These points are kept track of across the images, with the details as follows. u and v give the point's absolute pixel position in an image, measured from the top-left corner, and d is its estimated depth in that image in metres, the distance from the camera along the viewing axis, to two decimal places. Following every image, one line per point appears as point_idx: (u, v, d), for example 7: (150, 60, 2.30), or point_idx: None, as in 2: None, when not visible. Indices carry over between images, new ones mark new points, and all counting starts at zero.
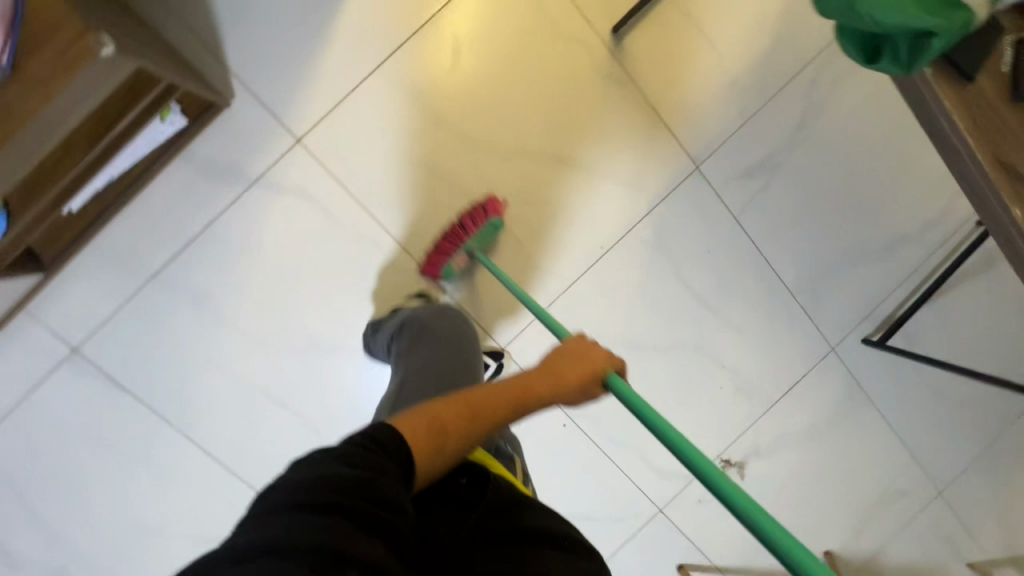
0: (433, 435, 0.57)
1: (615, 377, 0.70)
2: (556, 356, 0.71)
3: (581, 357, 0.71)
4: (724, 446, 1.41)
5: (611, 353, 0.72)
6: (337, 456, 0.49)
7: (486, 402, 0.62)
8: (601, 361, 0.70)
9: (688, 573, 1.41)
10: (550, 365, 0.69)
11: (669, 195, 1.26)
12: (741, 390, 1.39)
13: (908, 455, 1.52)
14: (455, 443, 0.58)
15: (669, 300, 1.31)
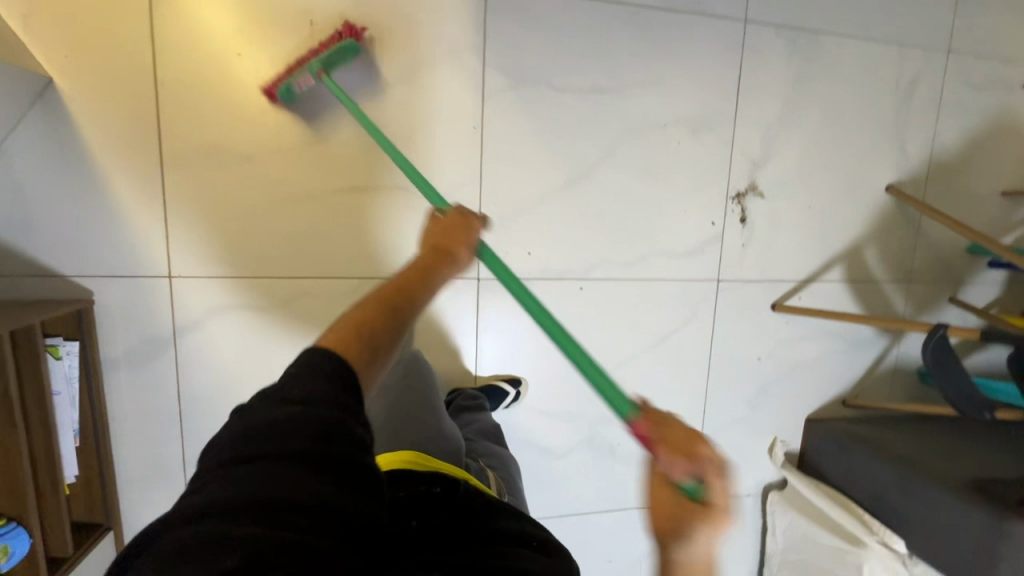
0: (360, 337, 0.62)
1: (483, 248, 0.87)
2: (427, 237, 0.87)
3: (443, 231, 0.87)
4: (727, 185, 1.33)
5: (470, 216, 0.91)
6: (299, 398, 0.54)
7: (389, 295, 0.70)
8: (468, 231, 0.88)
9: (781, 306, 1.40)
10: (440, 247, 0.84)
11: (487, 30, 1.13)
12: (700, 129, 1.29)
13: (892, 46, 1.38)
14: (375, 347, 0.64)
15: (571, 115, 1.21)
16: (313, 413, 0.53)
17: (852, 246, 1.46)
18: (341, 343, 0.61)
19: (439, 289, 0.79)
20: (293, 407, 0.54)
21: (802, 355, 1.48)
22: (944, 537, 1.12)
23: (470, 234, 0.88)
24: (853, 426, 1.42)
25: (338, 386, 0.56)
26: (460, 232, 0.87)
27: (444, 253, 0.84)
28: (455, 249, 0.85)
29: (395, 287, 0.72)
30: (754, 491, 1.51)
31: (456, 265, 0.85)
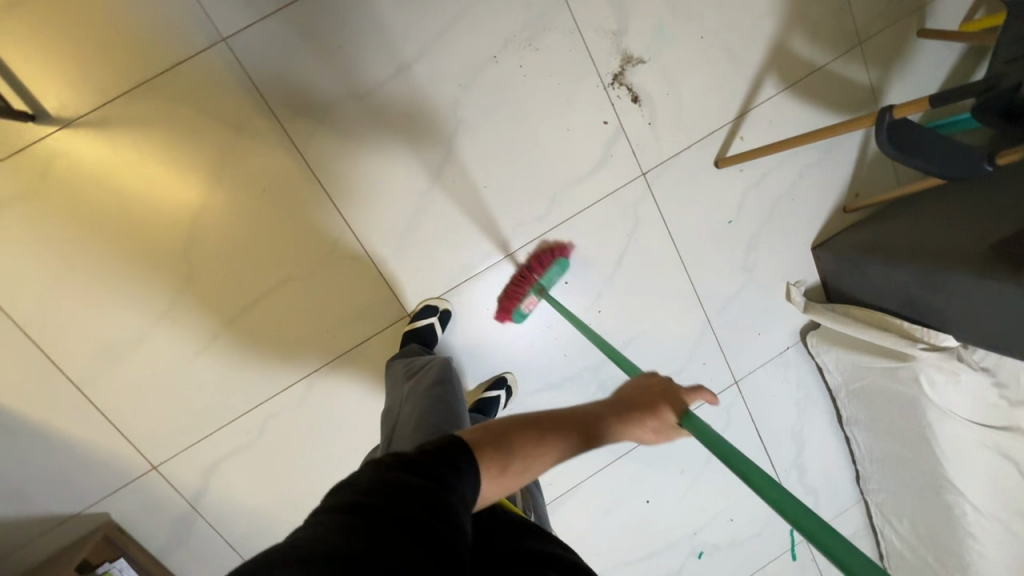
0: (501, 446, 0.57)
1: (691, 419, 0.62)
2: (624, 392, 0.66)
3: (649, 396, 0.64)
4: (597, 76, 1.15)
5: (682, 392, 0.64)
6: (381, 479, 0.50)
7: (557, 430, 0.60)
8: (672, 402, 0.63)
9: (723, 159, 1.24)
10: (618, 399, 0.64)
11: (263, 91, 1.03)
12: (535, 35, 1.10)
13: None
14: (516, 471, 0.57)
15: (395, 113, 1.09)
16: (409, 471, 0.50)
17: (773, 47, 1.22)
18: (475, 438, 0.58)
19: (631, 423, 0.62)
20: (403, 470, 0.50)
21: (775, 190, 1.31)
22: (983, 315, 0.99)
23: (668, 414, 0.63)
24: (860, 236, 1.27)
25: (456, 463, 0.52)
26: (640, 395, 0.64)
27: (649, 412, 0.63)
28: (653, 406, 0.63)
29: (538, 426, 0.60)
30: (792, 340, 1.43)
31: (640, 422, 0.62)
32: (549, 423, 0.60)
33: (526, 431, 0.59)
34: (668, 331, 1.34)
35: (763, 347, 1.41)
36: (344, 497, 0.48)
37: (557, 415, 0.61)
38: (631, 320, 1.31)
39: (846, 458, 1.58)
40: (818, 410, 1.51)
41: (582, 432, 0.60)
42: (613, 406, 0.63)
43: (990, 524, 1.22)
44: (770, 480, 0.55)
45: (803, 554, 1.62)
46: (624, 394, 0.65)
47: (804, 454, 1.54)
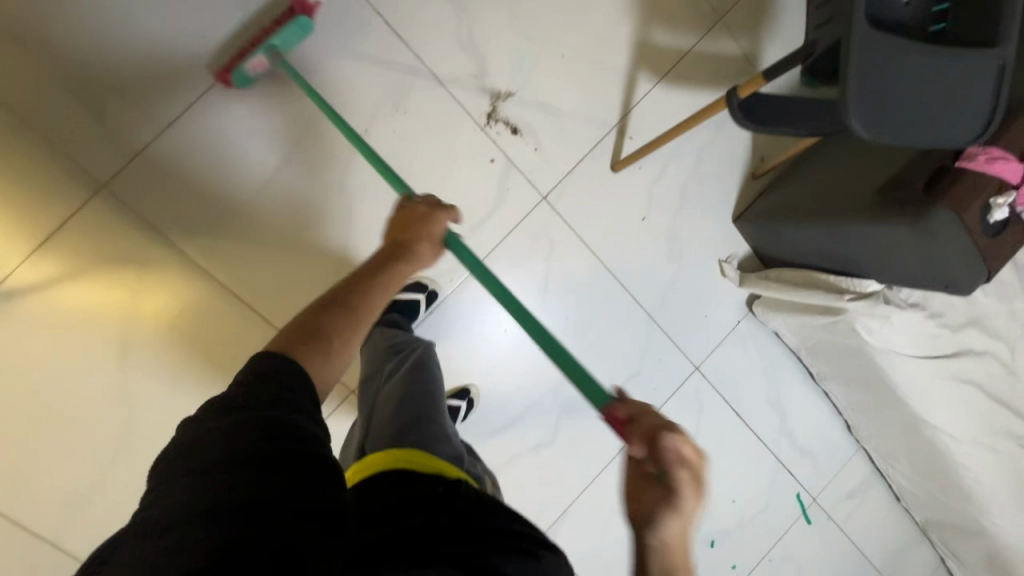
0: (308, 333, 0.64)
1: (452, 238, 0.82)
2: (396, 223, 0.82)
3: (420, 219, 0.82)
4: (473, 120, 1.18)
5: (444, 216, 0.83)
6: (223, 413, 0.53)
7: (368, 286, 0.73)
8: (438, 224, 0.82)
9: (618, 162, 1.26)
10: (401, 238, 0.80)
11: (157, 225, 1.07)
12: (401, 99, 1.14)
13: None
14: (331, 340, 0.65)
15: (287, 208, 1.13)
16: (256, 408, 0.53)
17: (636, 44, 1.24)
18: (283, 340, 0.63)
19: (406, 263, 0.78)
20: (239, 410, 0.53)
21: (680, 177, 1.33)
22: (895, 259, 0.99)
23: (435, 228, 0.82)
24: (771, 200, 1.29)
25: (280, 380, 0.56)
26: (409, 218, 0.82)
27: (398, 241, 0.80)
28: (414, 239, 0.80)
29: (342, 310, 0.69)
30: (741, 313, 1.43)
31: (428, 246, 0.81)
32: (351, 283, 0.72)
33: (328, 316, 0.67)
34: (614, 337, 1.34)
35: (714, 326, 1.42)
36: (193, 451, 0.50)
37: (364, 268, 0.75)
38: (574, 336, 1.32)
39: (830, 410, 1.58)
40: (788, 371, 1.51)
41: (390, 273, 0.76)
42: (386, 254, 0.78)
43: (970, 449, 1.22)
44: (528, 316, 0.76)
45: (816, 514, 1.61)
46: (378, 257, 0.78)
47: (787, 418, 1.53)
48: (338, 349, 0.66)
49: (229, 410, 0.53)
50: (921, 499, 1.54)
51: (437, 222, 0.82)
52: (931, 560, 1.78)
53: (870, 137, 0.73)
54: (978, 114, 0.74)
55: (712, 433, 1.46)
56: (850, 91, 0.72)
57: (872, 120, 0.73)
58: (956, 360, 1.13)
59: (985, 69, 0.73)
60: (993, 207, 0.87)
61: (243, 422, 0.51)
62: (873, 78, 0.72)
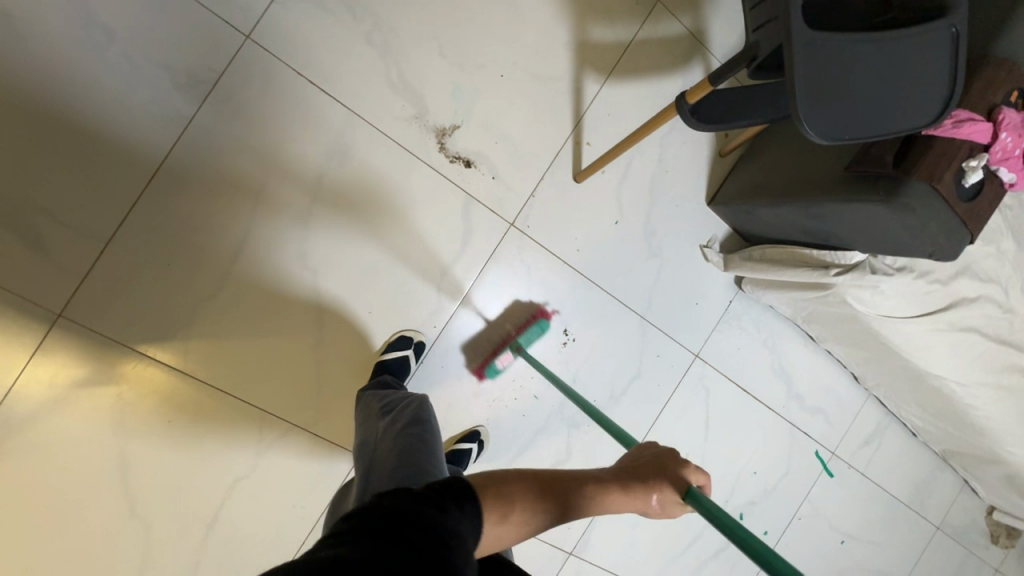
0: (500, 492, 0.59)
1: (691, 490, 0.63)
2: (647, 463, 0.66)
3: (657, 468, 0.65)
4: (423, 162, 1.14)
5: (686, 463, 0.66)
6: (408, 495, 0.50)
7: (560, 498, 0.62)
8: (677, 472, 0.64)
9: (580, 172, 1.22)
10: (629, 467, 0.66)
11: (124, 336, 1.03)
12: (346, 157, 1.09)
13: None
14: (506, 518, 0.58)
15: (251, 292, 1.09)
16: (423, 499, 0.50)
17: (576, 47, 1.19)
18: (480, 482, 0.60)
19: (625, 496, 0.63)
20: (415, 498, 0.50)
21: (646, 171, 1.29)
22: (876, 232, 0.95)
23: (664, 484, 0.63)
24: (741, 181, 1.26)
25: (446, 505, 0.51)
26: (646, 464, 0.65)
27: (652, 486, 0.63)
28: (650, 481, 0.63)
29: (541, 486, 0.62)
30: (731, 293, 1.41)
31: (652, 508, 0.64)
32: (550, 482, 0.63)
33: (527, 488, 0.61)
34: (610, 345, 1.33)
35: (707, 312, 1.40)
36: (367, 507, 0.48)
37: (568, 475, 0.64)
38: (570, 352, 1.31)
39: (836, 366, 1.58)
40: (788, 339, 1.50)
41: (589, 492, 0.62)
42: (619, 474, 0.65)
43: (976, 389, 1.23)
44: (718, 508, 0.59)
45: (837, 466, 1.63)
46: (615, 470, 0.66)
47: (794, 383, 1.53)
48: (509, 525, 0.59)
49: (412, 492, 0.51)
50: (936, 434, 1.56)
51: (680, 471, 0.64)
52: (953, 484, 1.82)
53: (827, 142, 0.70)
54: (928, 94, 0.72)
55: (722, 414, 1.47)
56: (801, 102, 0.68)
57: (826, 127, 0.69)
58: (952, 312, 1.12)
59: (930, 47, 0.70)
60: (966, 171, 0.83)
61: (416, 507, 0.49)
62: (819, 83, 0.68)
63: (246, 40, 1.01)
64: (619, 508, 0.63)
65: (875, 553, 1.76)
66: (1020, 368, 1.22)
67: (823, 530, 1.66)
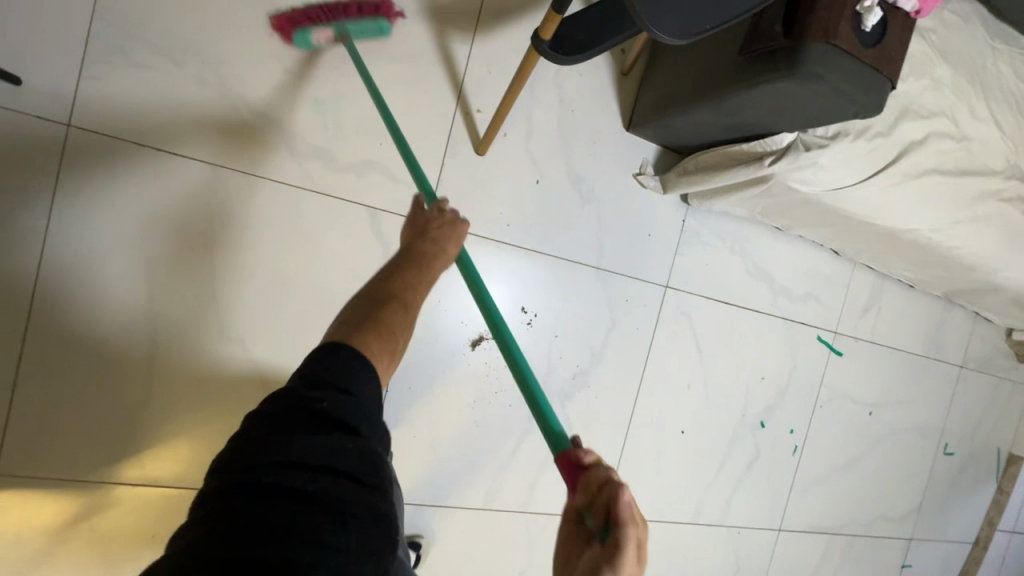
0: (383, 332, 0.65)
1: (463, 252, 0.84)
2: (433, 223, 0.85)
3: (450, 228, 0.85)
4: (313, 191, 1.05)
5: (446, 208, 0.87)
6: (299, 405, 0.52)
7: (413, 287, 0.75)
8: (448, 212, 0.87)
9: (480, 144, 1.13)
10: (426, 232, 0.84)
11: (73, 473, 0.98)
12: (228, 213, 1.01)
13: None
14: (399, 342, 0.68)
15: (184, 384, 1.03)
16: (311, 412, 0.52)
17: (428, 12, 1.07)
18: (349, 329, 0.64)
19: (415, 273, 0.77)
20: (314, 412, 0.52)
21: (551, 118, 1.19)
22: (791, 111, 0.86)
23: (458, 233, 0.85)
24: (650, 95, 1.16)
25: (341, 397, 0.54)
26: (430, 221, 0.85)
27: (450, 241, 0.84)
28: (445, 243, 0.83)
29: (400, 305, 0.71)
30: (681, 212, 1.33)
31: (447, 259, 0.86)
32: (408, 278, 0.76)
33: (377, 299, 0.70)
34: (572, 306, 1.27)
35: (662, 239, 1.32)
36: (254, 435, 0.50)
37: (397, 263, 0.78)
38: (536, 328, 1.25)
39: (814, 246, 1.50)
40: (755, 237, 1.43)
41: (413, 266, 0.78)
42: (411, 245, 0.82)
43: (955, 229, 1.15)
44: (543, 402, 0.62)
45: (843, 343, 1.59)
46: (417, 233, 0.85)
47: (775, 278, 1.47)
48: (397, 347, 0.68)
49: (299, 404, 0.52)
50: (933, 280, 1.50)
51: (456, 230, 0.86)
52: (966, 319, 1.78)
53: (683, 41, 0.64)
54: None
55: (710, 333, 1.42)
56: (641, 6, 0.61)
57: (677, 25, 0.63)
58: (905, 159, 1.03)
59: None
60: (864, 13, 0.74)
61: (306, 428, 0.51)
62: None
63: (69, 129, 0.91)
64: (440, 269, 0.82)
65: (907, 411, 1.73)
66: (994, 192, 1.14)
67: (849, 408, 1.63)
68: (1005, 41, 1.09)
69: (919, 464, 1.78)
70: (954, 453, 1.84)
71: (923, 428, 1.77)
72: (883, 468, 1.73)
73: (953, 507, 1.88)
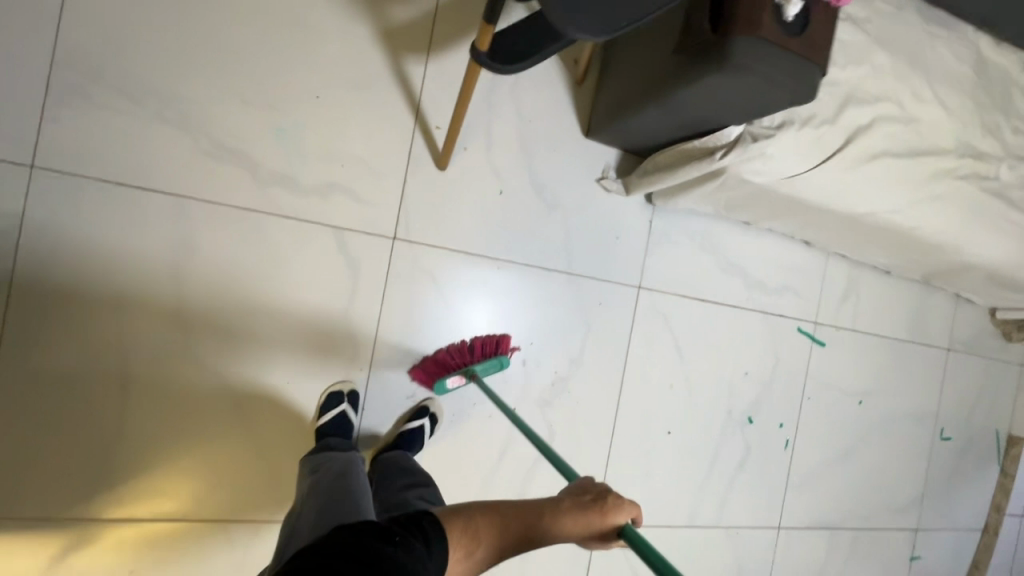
0: (472, 533, 0.74)
1: (626, 527, 0.73)
2: (591, 487, 0.77)
3: (603, 505, 0.74)
4: (277, 215, 1.07)
5: (626, 502, 0.75)
6: (376, 535, 0.65)
7: (526, 514, 0.75)
8: (625, 513, 0.75)
9: (441, 159, 1.16)
10: (590, 496, 0.75)
11: (47, 511, 0.98)
12: (195, 242, 1.03)
13: None
14: (490, 546, 0.74)
15: (157, 413, 1.03)
16: (374, 541, 0.63)
17: (382, 37, 1.11)
18: (453, 519, 0.73)
19: (575, 520, 0.73)
20: (378, 542, 0.64)
21: (510, 130, 1.22)
22: (729, 103, 0.88)
23: (617, 513, 0.74)
24: (604, 101, 1.19)
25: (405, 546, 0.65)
26: (590, 495, 0.75)
27: (596, 511, 0.73)
28: (608, 512, 0.73)
29: (506, 512, 0.75)
30: (648, 213, 1.35)
31: (595, 536, 0.74)
32: (517, 510, 0.75)
33: (512, 531, 0.74)
34: (545, 314, 1.28)
35: (632, 241, 1.34)
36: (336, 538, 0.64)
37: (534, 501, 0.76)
38: (511, 337, 1.26)
39: (786, 239, 1.51)
40: (725, 234, 1.44)
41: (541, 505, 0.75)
42: (573, 498, 0.75)
43: (916, 209, 1.17)
44: None
45: (825, 333, 1.59)
46: (563, 497, 0.76)
47: (749, 273, 1.48)
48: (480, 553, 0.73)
49: (366, 534, 0.64)
50: (907, 265, 1.51)
51: (620, 513, 0.74)
52: (949, 302, 1.78)
53: (602, 38, 0.68)
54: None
55: (689, 332, 1.42)
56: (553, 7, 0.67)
57: (594, 23, 0.67)
58: (854, 144, 1.06)
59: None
60: (784, 4, 0.77)
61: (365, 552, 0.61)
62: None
63: (34, 169, 0.94)
64: (577, 529, 0.73)
65: (899, 398, 1.72)
66: (948, 171, 1.16)
67: (838, 399, 1.62)
68: (942, 25, 1.12)
69: (917, 452, 1.76)
70: (952, 438, 1.82)
71: (917, 415, 1.75)
72: (880, 458, 1.71)
73: (958, 494, 1.85)
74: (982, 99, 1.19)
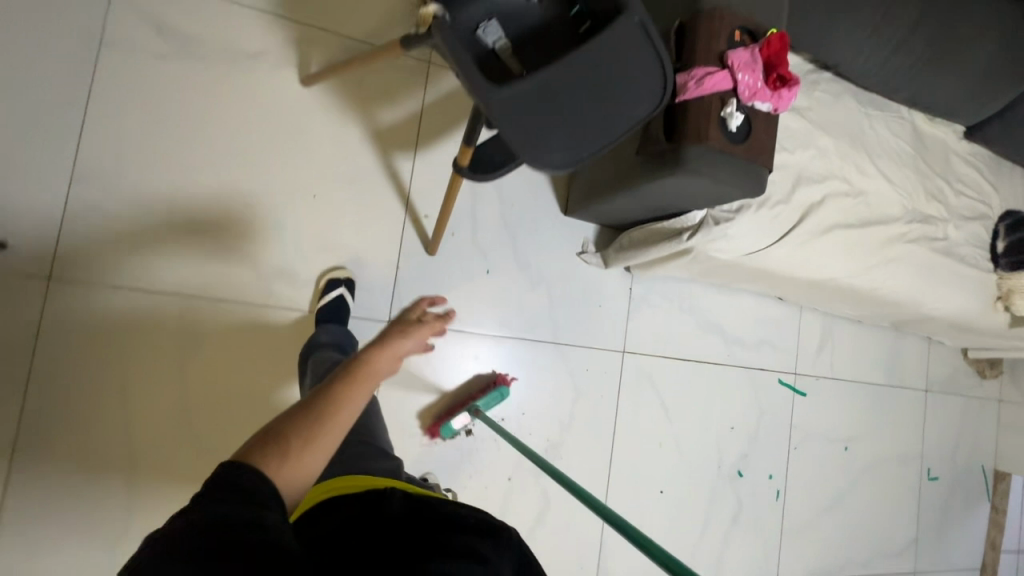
0: (277, 437, 0.59)
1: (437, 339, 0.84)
2: (396, 326, 0.81)
3: (422, 324, 0.82)
4: (278, 307, 1.14)
5: (445, 317, 0.85)
6: (214, 499, 0.51)
7: (340, 380, 0.68)
8: (425, 308, 0.86)
9: (431, 245, 1.24)
10: (404, 326, 0.81)
11: None
12: (200, 338, 1.09)
13: (110, 67, 1.05)
14: (301, 437, 0.59)
15: (162, 505, 1.07)
16: (227, 506, 0.50)
17: (373, 138, 1.21)
18: (260, 442, 0.58)
19: (398, 358, 0.76)
20: (222, 504, 0.50)
21: (494, 212, 1.31)
22: (688, 195, 0.98)
23: (413, 340, 0.80)
24: (580, 184, 1.29)
25: (261, 502, 0.52)
26: (416, 317, 0.83)
27: (429, 329, 0.83)
28: (417, 324, 0.82)
29: (314, 407, 0.63)
30: (628, 279, 1.43)
31: (423, 346, 0.83)
32: (333, 381, 0.68)
33: (317, 402, 0.64)
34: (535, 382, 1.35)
35: (614, 307, 1.42)
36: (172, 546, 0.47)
37: (354, 363, 0.71)
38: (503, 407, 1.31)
39: (761, 295, 1.60)
40: (704, 294, 1.52)
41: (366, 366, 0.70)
42: (400, 344, 0.78)
43: (873, 272, 1.26)
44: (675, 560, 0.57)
45: (805, 383, 1.65)
46: (389, 330, 0.80)
47: (728, 330, 1.55)
48: (307, 453, 0.59)
49: (206, 509, 0.50)
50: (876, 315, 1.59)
51: (434, 327, 0.83)
52: (922, 343, 1.85)
53: (562, 169, 0.78)
54: (645, 81, 0.77)
55: (674, 390, 1.48)
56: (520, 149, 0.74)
57: (559, 158, 0.77)
58: (808, 219, 1.15)
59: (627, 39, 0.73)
60: (727, 118, 0.87)
61: (221, 524, 0.49)
62: (528, 123, 0.72)
63: (51, 281, 1.01)
64: (397, 345, 0.77)
65: (882, 440, 1.77)
66: (898, 236, 1.26)
67: (824, 446, 1.67)
68: (880, 107, 1.24)
69: (906, 493, 1.80)
70: (940, 477, 1.87)
71: (902, 456, 1.80)
72: (870, 502, 1.74)
73: (950, 532, 1.88)
74: (923, 169, 1.31)
